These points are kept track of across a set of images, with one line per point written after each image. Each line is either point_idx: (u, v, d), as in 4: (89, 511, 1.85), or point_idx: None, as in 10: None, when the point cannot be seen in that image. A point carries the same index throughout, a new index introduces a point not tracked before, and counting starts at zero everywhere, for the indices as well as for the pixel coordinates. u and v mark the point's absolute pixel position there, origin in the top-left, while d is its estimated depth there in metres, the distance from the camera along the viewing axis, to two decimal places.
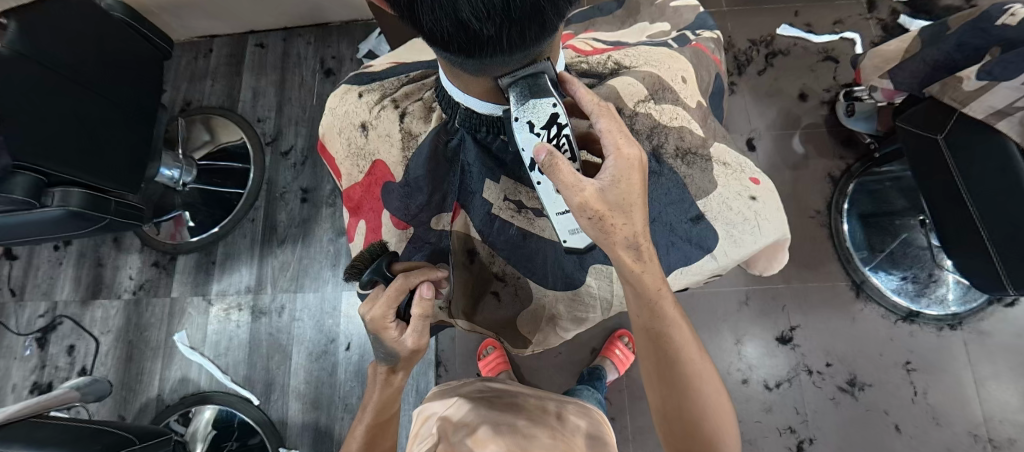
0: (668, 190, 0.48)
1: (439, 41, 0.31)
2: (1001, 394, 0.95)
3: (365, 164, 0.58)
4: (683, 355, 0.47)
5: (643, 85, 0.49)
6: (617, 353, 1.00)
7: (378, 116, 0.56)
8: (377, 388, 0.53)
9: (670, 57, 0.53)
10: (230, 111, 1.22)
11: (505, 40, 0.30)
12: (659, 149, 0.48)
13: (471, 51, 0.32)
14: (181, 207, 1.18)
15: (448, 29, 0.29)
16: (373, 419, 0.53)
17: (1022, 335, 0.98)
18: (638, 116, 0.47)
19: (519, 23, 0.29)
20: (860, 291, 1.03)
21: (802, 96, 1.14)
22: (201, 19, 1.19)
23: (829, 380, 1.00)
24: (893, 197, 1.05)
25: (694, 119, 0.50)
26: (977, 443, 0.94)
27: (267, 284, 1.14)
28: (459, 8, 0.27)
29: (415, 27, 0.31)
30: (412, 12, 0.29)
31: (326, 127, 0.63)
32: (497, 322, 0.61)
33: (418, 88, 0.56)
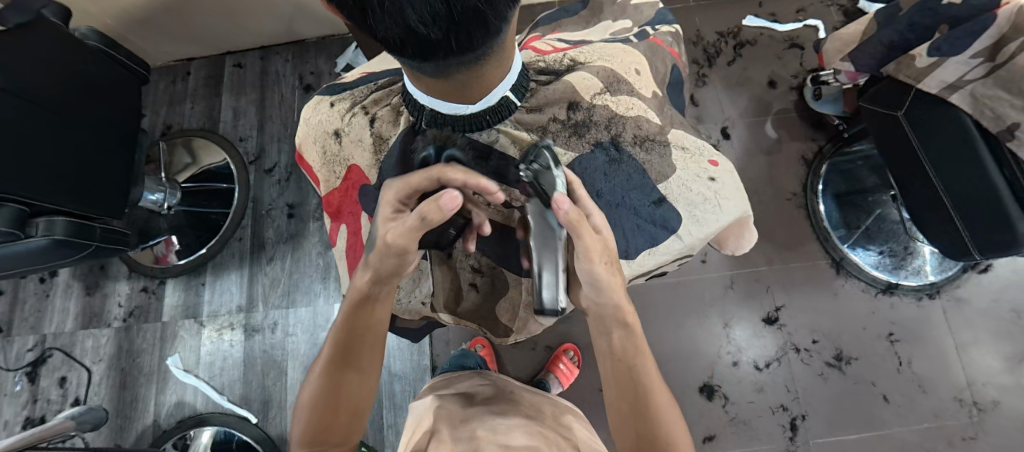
0: (629, 176, 0.50)
1: (393, 46, 0.33)
2: (981, 358, 0.99)
3: (340, 170, 0.59)
4: (643, 358, 0.50)
5: (597, 78, 0.51)
6: (560, 366, 1.01)
7: (349, 123, 0.57)
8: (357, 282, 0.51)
9: (624, 52, 0.56)
10: (211, 132, 1.23)
11: (454, 43, 0.32)
12: (618, 138, 0.50)
13: (424, 55, 0.33)
14: (169, 231, 1.17)
15: (400, 35, 0.31)
16: (345, 317, 0.51)
17: (997, 299, 1.01)
18: (595, 108, 0.50)
19: (465, 27, 0.31)
20: (840, 268, 1.06)
21: (771, 83, 1.17)
22: (177, 42, 1.20)
23: (817, 356, 1.02)
24: (864, 175, 1.08)
25: (651, 108, 0.52)
26: (963, 408, 0.97)
27: (259, 302, 1.14)
28: (406, 16, 0.29)
29: (371, 35, 0.32)
30: (364, 22, 0.30)
31: (302, 136, 0.63)
32: (477, 312, 0.63)
33: (386, 94, 0.57)
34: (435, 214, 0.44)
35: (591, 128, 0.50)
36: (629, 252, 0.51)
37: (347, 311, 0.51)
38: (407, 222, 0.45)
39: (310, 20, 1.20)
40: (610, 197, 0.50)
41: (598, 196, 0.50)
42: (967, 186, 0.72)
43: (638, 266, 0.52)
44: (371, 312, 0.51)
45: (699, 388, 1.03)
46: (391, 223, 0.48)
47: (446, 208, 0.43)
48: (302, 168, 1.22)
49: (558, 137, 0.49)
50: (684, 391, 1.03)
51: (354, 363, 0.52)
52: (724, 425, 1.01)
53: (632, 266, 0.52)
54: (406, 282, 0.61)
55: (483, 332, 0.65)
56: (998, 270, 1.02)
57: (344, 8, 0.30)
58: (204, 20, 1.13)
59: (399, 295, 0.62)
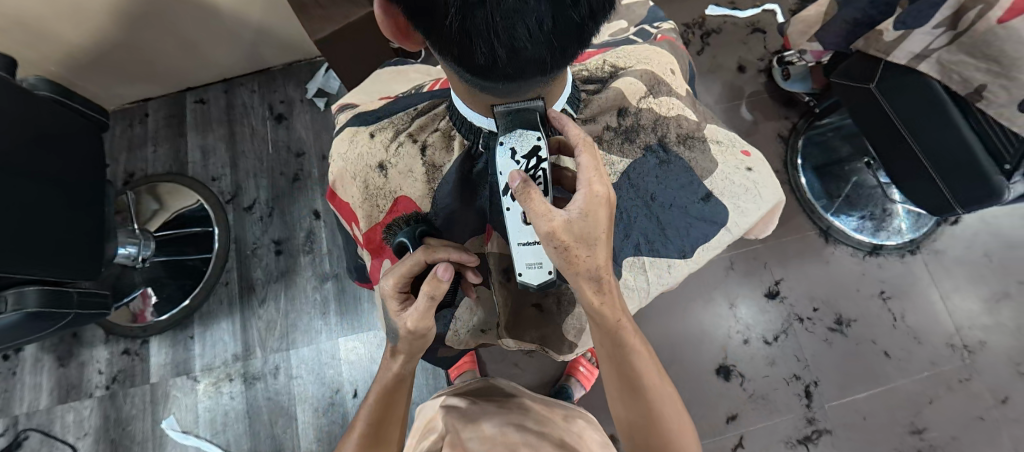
0: (678, 176, 0.50)
1: (484, 69, 0.32)
2: (964, 303, 1.05)
3: (384, 204, 0.55)
4: (648, 378, 0.49)
5: (642, 82, 0.51)
6: (580, 369, 1.01)
7: (397, 154, 0.55)
8: (395, 364, 0.52)
9: (657, 52, 0.56)
10: (179, 175, 1.16)
11: (548, 61, 0.32)
12: (664, 139, 0.51)
13: (514, 76, 0.33)
14: (144, 283, 1.10)
15: (503, 56, 0.30)
16: (380, 396, 0.52)
17: (971, 247, 1.08)
18: (642, 112, 0.50)
19: (564, 42, 0.31)
20: (828, 237, 1.11)
21: (740, 68, 1.22)
22: (130, 82, 1.13)
23: (819, 323, 1.07)
24: (838, 145, 1.13)
25: (687, 106, 0.53)
26: (956, 352, 1.03)
27: (256, 347, 1.08)
28: (515, 35, 0.28)
29: (463, 59, 0.32)
30: (464, 45, 0.30)
31: (336, 172, 0.58)
32: (539, 332, 0.61)
33: (431, 119, 0.55)
34: (437, 289, 0.45)
35: (640, 132, 0.50)
36: (685, 250, 0.51)
37: (384, 388, 0.52)
38: (417, 305, 0.47)
39: (274, 46, 1.16)
40: (663, 198, 0.50)
41: (651, 200, 0.50)
42: (941, 145, 0.76)
43: (694, 264, 0.53)
44: (403, 393, 0.52)
45: (716, 370, 1.06)
46: (402, 313, 0.49)
47: (443, 279, 0.44)
48: (284, 202, 1.16)
49: (610, 144, 0.50)
50: (700, 376, 1.05)
51: (384, 438, 0.52)
52: (744, 402, 1.04)
53: (689, 265, 0.52)
54: (464, 312, 0.60)
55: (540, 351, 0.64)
56: (966, 220, 1.10)
57: (443, 31, 0.30)
58: (159, 55, 1.07)
59: (456, 326, 0.61)
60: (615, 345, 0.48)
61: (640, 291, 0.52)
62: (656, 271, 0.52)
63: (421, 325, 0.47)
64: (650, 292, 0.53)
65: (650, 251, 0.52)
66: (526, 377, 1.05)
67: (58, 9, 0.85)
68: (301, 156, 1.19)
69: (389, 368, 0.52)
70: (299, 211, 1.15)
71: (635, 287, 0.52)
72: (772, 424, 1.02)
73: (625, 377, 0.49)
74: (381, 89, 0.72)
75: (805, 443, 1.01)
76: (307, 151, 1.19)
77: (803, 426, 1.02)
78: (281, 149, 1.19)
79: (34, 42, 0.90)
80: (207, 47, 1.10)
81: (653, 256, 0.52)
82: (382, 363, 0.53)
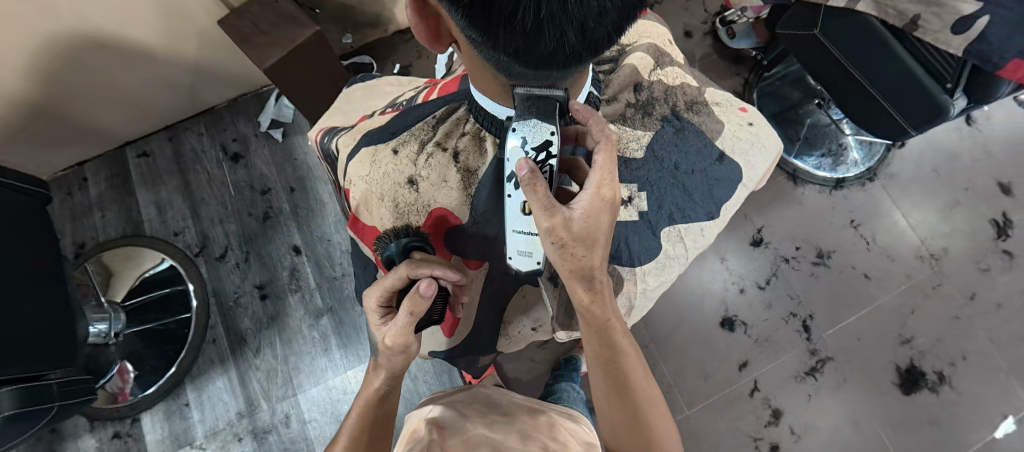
0: (694, 143, 0.52)
1: (544, 59, 0.31)
2: (923, 217, 1.15)
3: (420, 219, 0.52)
4: (637, 383, 0.50)
5: (650, 56, 0.54)
6: None
7: (427, 165, 0.52)
8: (377, 379, 0.49)
9: (652, 25, 0.58)
10: (136, 236, 1.07)
11: (605, 41, 0.31)
12: (675, 108, 0.53)
13: (571, 61, 0.32)
14: (122, 358, 1.01)
15: (571, 42, 0.29)
16: (364, 411, 0.49)
17: (919, 165, 1.18)
18: (655, 84, 0.53)
19: (626, 19, 0.30)
20: (796, 179, 1.18)
21: (687, 33, 1.26)
22: (60, 146, 1.03)
23: (803, 260, 1.13)
24: (789, 92, 1.20)
25: (687, 73, 0.55)
26: (925, 262, 1.12)
27: (259, 399, 1.02)
28: (588, 17, 0.27)
29: (524, 53, 0.30)
30: (533, 39, 0.28)
31: (359, 196, 0.54)
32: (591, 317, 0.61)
33: (455, 124, 0.54)
34: (418, 306, 0.41)
35: (655, 104, 0.52)
36: (712, 211, 0.53)
37: (366, 404, 0.49)
38: (397, 321, 0.43)
39: (215, 83, 1.09)
40: (685, 166, 0.52)
41: (676, 169, 0.51)
42: (892, 78, 0.81)
43: (722, 223, 0.54)
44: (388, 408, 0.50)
45: (720, 324, 1.10)
46: (383, 328, 0.45)
47: (425, 296, 0.40)
48: (259, 243, 1.10)
49: (633, 121, 0.51)
50: (708, 332, 1.09)
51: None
52: (752, 348, 1.08)
53: (718, 225, 0.54)
54: (516, 316, 0.60)
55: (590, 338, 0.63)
56: (911, 142, 1.19)
57: (510, 30, 0.28)
58: (90, 111, 0.98)
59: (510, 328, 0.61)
60: (607, 349, 0.49)
61: (680, 259, 0.53)
62: (691, 236, 0.53)
63: (399, 342, 0.44)
64: (689, 258, 0.54)
65: (683, 219, 0.52)
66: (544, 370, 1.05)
67: None
68: (267, 193, 1.12)
69: (371, 384, 0.49)
70: (277, 251, 1.10)
71: (676, 256, 0.53)
72: (780, 363, 1.08)
73: (614, 381, 0.50)
74: (361, 107, 0.69)
75: (812, 374, 1.07)
76: (273, 187, 1.13)
77: (808, 358, 1.08)
78: (245, 190, 1.12)
79: None
80: (142, 95, 1.02)
81: (687, 224, 0.52)
82: (365, 378, 0.50)
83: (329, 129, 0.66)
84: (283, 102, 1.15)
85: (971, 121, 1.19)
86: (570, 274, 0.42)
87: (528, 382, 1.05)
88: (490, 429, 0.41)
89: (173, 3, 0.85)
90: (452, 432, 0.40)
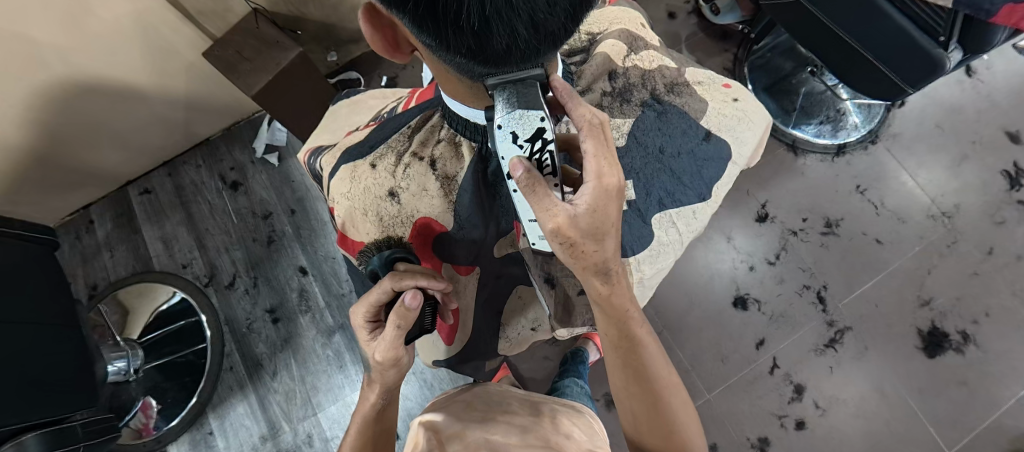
0: (678, 124, 0.51)
1: (500, 56, 0.30)
2: (930, 175, 1.12)
3: (405, 230, 0.52)
4: (656, 372, 0.49)
5: (622, 42, 0.53)
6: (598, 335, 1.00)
7: (406, 176, 0.52)
8: (371, 396, 0.49)
9: (620, 11, 0.57)
10: (146, 272, 1.09)
11: (563, 31, 0.30)
12: (655, 92, 0.52)
13: (531, 55, 0.31)
14: (144, 393, 1.03)
15: (523, 36, 0.28)
16: (360, 427, 0.49)
17: (922, 122, 1.15)
18: (628, 71, 0.52)
19: (579, 7, 0.29)
20: (797, 150, 1.16)
21: (671, 15, 1.25)
22: (63, 192, 1.05)
23: (811, 231, 1.12)
24: (780, 63, 1.18)
25: (665, 55, 0.55)
26: (937, 221, 1.09)
27: (281, 422, 1.03)
28: (536, 8, 0.27)
29: (477, 51, 0.30)
30: (483, 36, 0.28)
31: (343, 213, 0.54)
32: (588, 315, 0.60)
33: (431, 132, 0.53)
34: (405, 318, 0.41)
35: (633, 90, 0.51)
36: (703, 192, 0.52)
37: (363, 422, 0.49)
38: (386, 336, 0.43)
39: (207, 114, 1.10)
40: (671, 149, 0.51)
41: (661, 152, 0.51)
42: (883, 36, 0.79)
43: (715, 204, 0.53)
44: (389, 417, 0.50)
45: (733, 304, 1.08)
46: (372, 344, 0.46)
47: (411, 308, 0.40)
48: (266, 268, 1.11)
49: (611, 107, 0.51)
50: (721, 313, 1.08)
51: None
52: (767, 326, 1.07)
53: (711, 205, 0.53)
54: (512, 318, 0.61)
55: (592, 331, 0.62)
56: (911, 100, 1.16)
57: (457, 28, 0.27)
58: (87, 155, 1.00)
59: (507, 332, 0.62)
60: (626, 338, 0.48)
61: (674, 243, 0.52)
62: (684, 219, 0.52)
63: (389, 356, 0.44)
64: (683, 242, 0.53)
65: (675, 203, 0.52)
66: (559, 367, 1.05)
67: None
68: (268, 217, 1.14)
69: (365, 402, 0.49)
70: (284, 273, 1.11)
71: (669, 241, 0.52)
72: (798, 337, 1.06)
73: (632, 370, 0.49)
74: (346, 124, 0.70)
75: (832, 345, 1.05)
76: (274, 210, 1.14)
77: (825, 330, 1.06)
78: (247, 217, 1.14)
79: None
80: (136, 134, 1.03)
81: (678, 207, 0.52)
82: (361, 392, 0.50)
83: (315, 149, 0.67)
84: (276, 127, 1.16)
85: (971, 72, 1.16)
86: (585, 269, 0.41)
87: (544, 380, 1.05)
88: (489, 431, 0.41)
89: (157, 40, 0.86)
90: (448, 438, 0.40)
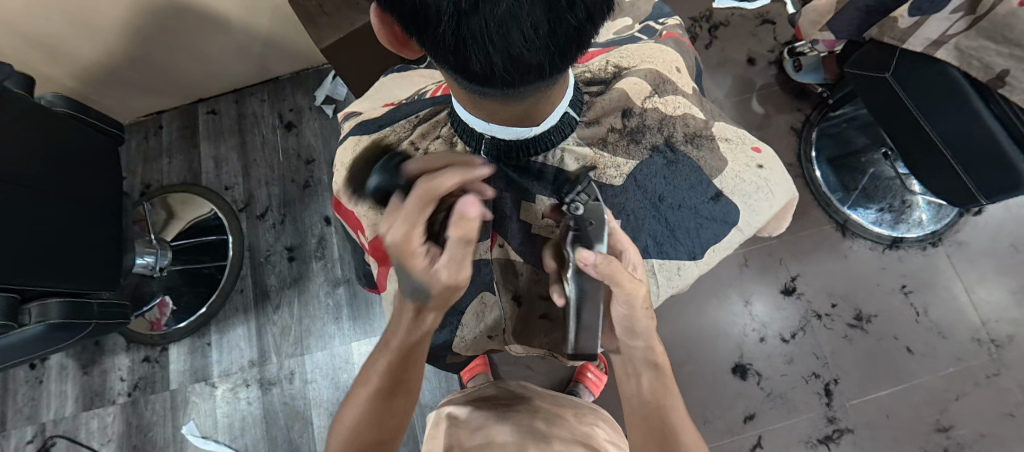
0: (688, 177, 0.51)
1: (482, 77, 0.31)
2: (991, 296, 1.02)
3: (390, 212, 0.55)
4: (670, 402, 0.50)
5: (647, 81, 0.53)
6: (589, 376, 0.99)
7: (398, 162, 0.55)
8: (405, 327, 0.48)
9: (656, 49, 0.58)
10: (193, 185, 1.18)
11: (547, 68, 0.31)
12: (670, 139, 0.51)
13: (513, 82, 0.32)
14: (163, 292, 1.12)
15: (498, 64, 0.29)
16: (392, 362, 0.48)
17: (996, 237, 1.05)
18: (646, 112, 0.51)
19: (563, 48, 0.30)
20: (845, 231, 1.09)
21: (750, 60, 1.20)
22: (142, 95, 1.15)
23: (838, 319, 1.05)
24: (853, 135, 1.10)
25: (693, 104, 0.54)
26: (982, 346, 1.00)
27: (271, 353, 1.09)
28: (513, 43, 0.27)
29: (458, 66, 0.31)
30: (462, 55, 0.29)
31: (341, 181, 0.60)
32: (546, 340, 0.60)
33: (433, 126, 0.55)
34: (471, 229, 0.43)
35: (646, 132, 0.51)
36: (695, 251, 0.52)
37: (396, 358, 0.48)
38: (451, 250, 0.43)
39: (282, 56, 1.17)
40: (672, 199, 0.51)
41: (660, 200, 0.51)
42: (963, 135, 0.67)
43: (705, 265, 0.54)
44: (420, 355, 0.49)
45: (732, 369, 1.04)
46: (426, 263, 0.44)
47: (474, 214, 0.42)
48: (295, 209, 1.18)
49: (615, 146, 0.50)
50: (715, 375, 1.04)
51: (398, 409, 0.48)
52: (762, 402, 1.02)
53: (700, 266, 0.54)
54: (470, 321, 0.59)
55: (550, 355, 0.63)
56: (991, 210, 1.06)
57: (437, 41, 0.29)
58: (166, 69, 1.09)
59: (463, 334, 0.59)
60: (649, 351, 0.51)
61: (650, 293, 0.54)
62: (666, 273, 0.53)
63: (454, 274, 0.44)
64: (660, 294, 0.54)
65: (660, 254, 0.52)
66: (539, 380, 1.04)
67: (76, 27, 0.87)
68: (311, 163, 1.20)
69: (398, 336, 0.48)
70: (310, 218, 1.17)
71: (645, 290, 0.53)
72: (791, 423, 1.00)
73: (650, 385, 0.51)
74: (387, 96, 0.72)
75: (826, 442, 0.98)
76: (317, 158, 1.20)
77: (823, 425, 0.99)
78: (290, 157, 1.21)
79: (49, 60, 0.92)
80: (213, 60, 1.11)
81: (662, 259, 0.52)
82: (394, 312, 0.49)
83: (347, 113, 0.70)
84: (339, 81, 1.22)
85: None
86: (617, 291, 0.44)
87: None
88: None
89: None
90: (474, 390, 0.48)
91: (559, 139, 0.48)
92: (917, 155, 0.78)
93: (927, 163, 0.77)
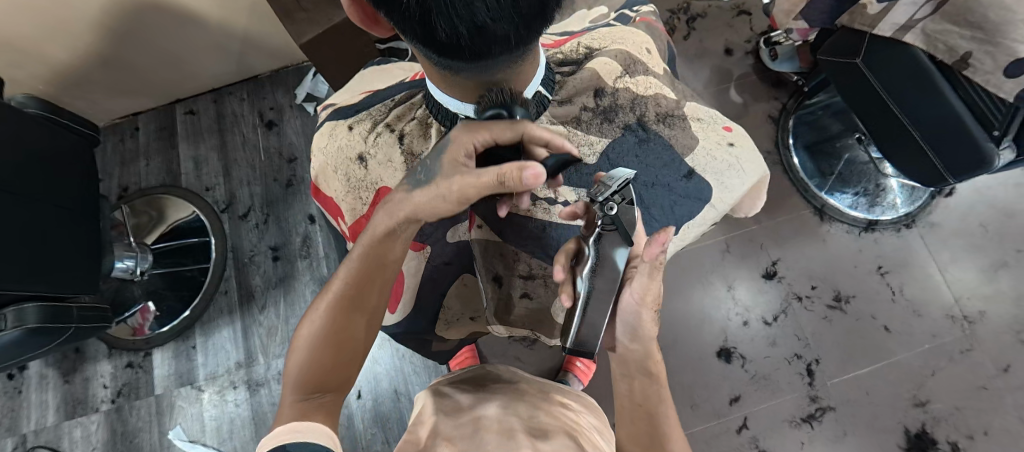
0: (660, 155, 0.52)
1: (450, 49, 0.32)
2: (962, 274, 1.06)
3: (368, 195, 0.57)
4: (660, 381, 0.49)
5: (616, 62, 0.54)
6: (578, 365, 0.99)
7: (376, 144, 0.56)
8: (358, 249, 0.48)
9: (630, 33, 0.59)
10: (173, 187, 1.17)
11: (513, 38, 0.32)
12: (642, 118, 0.53)
13: (481, 54, 0.33)
14: (144, 297, 1.10)
15: (464, 35, 0.30)
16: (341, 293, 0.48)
17: (967, 217, 1.08)
18: (618, 92, 0.53)
19: (528, 18, 0.30)
20: (823, 215, 1.11)
21: (727, 50, 1.22)
22: (116, 97, 1.13)
23: (818, 301, 1.07)
24: (829, 122, 1.12)
25: (665, 84, 0.56)
26: (956, 323, 1.03)
27: (258, 354, 1.08)
28: (477, 14, 0.28)
29: (426, 39, 0.32)
30: (427, 26, 0.30)
31: (319, 170, 0.61)
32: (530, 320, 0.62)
33: (409, 108, 0.57)
34: (515, 182, 0.37)
35: (619, 111, 0.53)
36: (670, 228, 0.53)
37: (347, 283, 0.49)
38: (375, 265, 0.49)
39: (260, 54, 1.16)
40: (644, 177, 0.52)
41: (633, 179, 0.52)
42: (931, 117, 0.69)
43: (679, 241, 0.54)
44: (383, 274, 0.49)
45: (717, 353, 1.06)
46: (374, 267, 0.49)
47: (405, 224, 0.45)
48: (278, 207, 1.17)
49: (589, 127, 0.53)
50: (701, 360, 1.06)
51: (352, 318, 0.49)
52: (747, 384, 1.04)
53: (674, 242, 0.54)
54: (454, 300, 0.62)
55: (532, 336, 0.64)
56: (961, 191, 1.09)
57: (404, 12, 0.29)
58: (140, 69, 1.07)
59: (448, 314, 0.63)
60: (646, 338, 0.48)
61: None
62: None
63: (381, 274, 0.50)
64: None
65: None
66: (527, 371, 1.05)
67: (47, 28, 0.85)
68: (293, 162, 1.19)
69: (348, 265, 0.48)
70: (295, 216, 1.16)
71: None
72: (776, 404, 1.02)
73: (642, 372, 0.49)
74: (366, 87, 0.72)
75: (809, 421, 1.01)
76: (299, 157, 1.20)
77: (806, 404, 1.02)
78: (272, 156, 1.20)
79: (19, 61, 0.90)
80: (189, 59, 1.10)
81: None
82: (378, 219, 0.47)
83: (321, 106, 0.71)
84: (319, 79, 1.21)
85: None
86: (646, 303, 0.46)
87: None
88: None
89: None
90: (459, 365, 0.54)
91: (533, 118, 0.51)
92: (886, 138, 0.81)
93: (895, 147, 0.80)
